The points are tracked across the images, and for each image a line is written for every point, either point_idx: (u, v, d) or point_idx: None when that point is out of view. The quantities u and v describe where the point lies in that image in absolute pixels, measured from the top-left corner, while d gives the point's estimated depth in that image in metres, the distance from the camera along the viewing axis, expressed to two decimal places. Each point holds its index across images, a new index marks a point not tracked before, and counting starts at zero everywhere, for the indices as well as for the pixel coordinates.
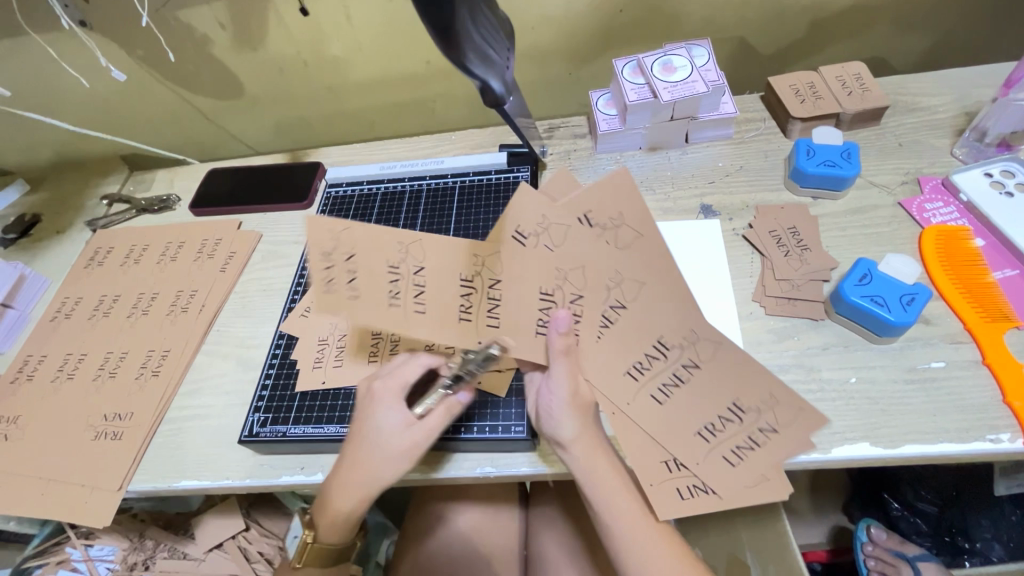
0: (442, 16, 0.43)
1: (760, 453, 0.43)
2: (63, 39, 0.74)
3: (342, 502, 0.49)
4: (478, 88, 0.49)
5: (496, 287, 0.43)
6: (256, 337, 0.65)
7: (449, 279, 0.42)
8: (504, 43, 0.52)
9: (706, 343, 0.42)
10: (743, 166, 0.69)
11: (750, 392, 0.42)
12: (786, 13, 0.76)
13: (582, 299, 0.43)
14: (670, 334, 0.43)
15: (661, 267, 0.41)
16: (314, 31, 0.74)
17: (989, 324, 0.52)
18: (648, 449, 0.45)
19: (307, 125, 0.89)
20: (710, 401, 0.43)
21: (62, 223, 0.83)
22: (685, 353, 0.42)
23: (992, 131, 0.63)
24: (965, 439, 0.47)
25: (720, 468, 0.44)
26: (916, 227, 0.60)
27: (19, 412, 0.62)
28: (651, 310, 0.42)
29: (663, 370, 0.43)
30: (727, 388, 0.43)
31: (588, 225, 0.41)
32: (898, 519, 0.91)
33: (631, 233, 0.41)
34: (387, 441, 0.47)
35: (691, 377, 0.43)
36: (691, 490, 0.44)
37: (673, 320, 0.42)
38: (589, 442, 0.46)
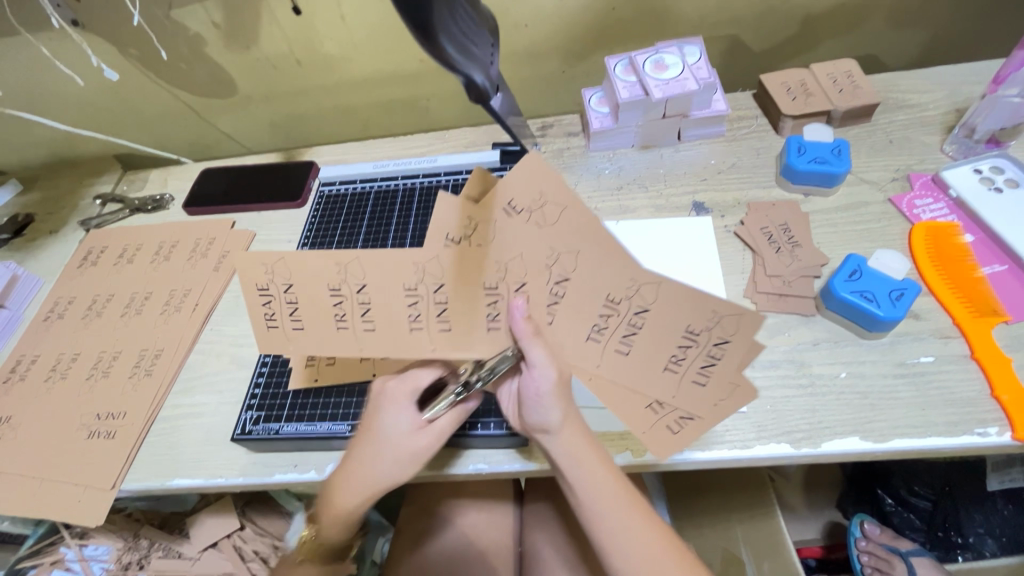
0: (420, 15, 0.42)
1: (725, 369, 0.39)
2: (55, 38, 0.74)
3: (343, 500, 0.49)
4: (463, 83, 0.48)
5: (441, 291, 0.40)
6: (250, 336, 0.65)
7: (395, 290, 0.41)
8: (486, 37, 0.53)
9: (648, 285, 0.38)
10: (736, 163, 0.69)
11: (695, 313, 0.38)
12: (778, 11, 0.76)
13: (528, 279, 0.40)
14: (612, 287, 0.39)
15: (594, 229, 0.37)
16: (307, 30, 0.74)
17: (978, 319, 0.52)
18: (629, 402, 0.43)
19: (301, 124, 0.89)
20: (670, 339, 0.40)
21: (55, 223, 0.83)
22: (634, 298, 0.39)
23: (981, 127, 0.63)
24: (953, 433, 0.47)
25: (696, 393, 0.41)
26: (907, 223, 0.61)
27: (11, 412, 0.62)
28: (585, 265, 0.39)
29: (607, 327, 0.41)
30: (681, 315, 0.38)
31: (512, 213, 0.38)
32: (891, 514, 0.91)
33: (556, 208, 0.37)
34: (390, 442, 0.47)
35: (642, 326, 0.40)
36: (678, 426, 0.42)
37: (619, 266, 0.38)
38: (572, 427, 0.46)
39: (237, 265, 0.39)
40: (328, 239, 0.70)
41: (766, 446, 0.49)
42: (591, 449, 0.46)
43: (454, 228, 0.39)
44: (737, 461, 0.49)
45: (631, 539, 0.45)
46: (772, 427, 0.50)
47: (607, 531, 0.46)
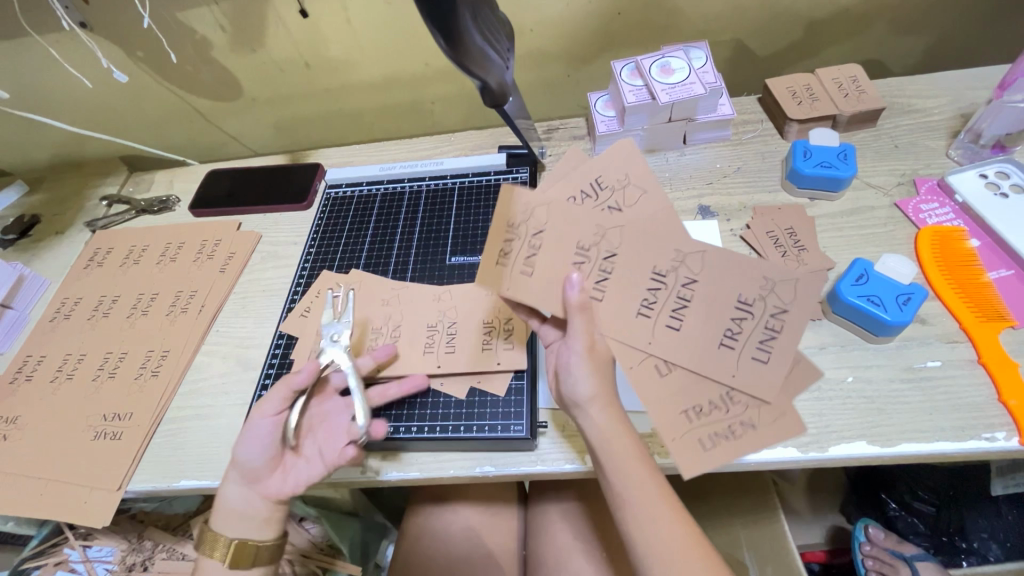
0: (443, 20, 0.43)
1: (783, 340, 0.41)
2: (63, 39, 0.74)
3: (231, 498, 0.51)
4: (478, 87, 0.50)
5: (538, 236, 0.44)
6: (255, 337, 0.65)
7: (498, 228, 0.45)
8: (505, 41, 0.53)
9: (694, 253, 0.42)
10: (741, 167, 0.69)
11: (745, 282, 0.42)
12: (783, 15, 0.76)
13: (599, 250, 0.43)
14: (658, 260, 0.43)
15: (664, 210, 0.43)
16: (314, 33, 0.74)
17: (984, 324, 0.52)
18: (679, 385, 0.42)
19: (307, 126, 0.90)
20: (718, 316, 0.42)
21: (61, 224, 0.83)
22: (680, 269, 0.43)
23: (987, 132, 0.63)
24: (961, 438, 0.47)
25: (756, 369, 0.41)
26: (913, 228, 0.61)
27: (17, 413, 0.62)
28: (638, 239, 0.43)
29: (656, 302, 0.43)
30: (730, 290, 0.42)
31: (600, 188, 0.44)
32: (895, 518, 0.91)
33: (637, 190, 0.43)
34: (246, 440, 0.50)
35: (690, 299, 0.43)
36: (709, 409, 0.41)
37: (664, 240, 0.43)
38: (604, 408, 0.44)
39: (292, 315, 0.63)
40: (334, 241, 0.70)
41: (773, 450, 0.49)
42: (625, 435, 0.44)
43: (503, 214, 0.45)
44: (744, 465, 0.49)
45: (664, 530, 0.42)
46: None
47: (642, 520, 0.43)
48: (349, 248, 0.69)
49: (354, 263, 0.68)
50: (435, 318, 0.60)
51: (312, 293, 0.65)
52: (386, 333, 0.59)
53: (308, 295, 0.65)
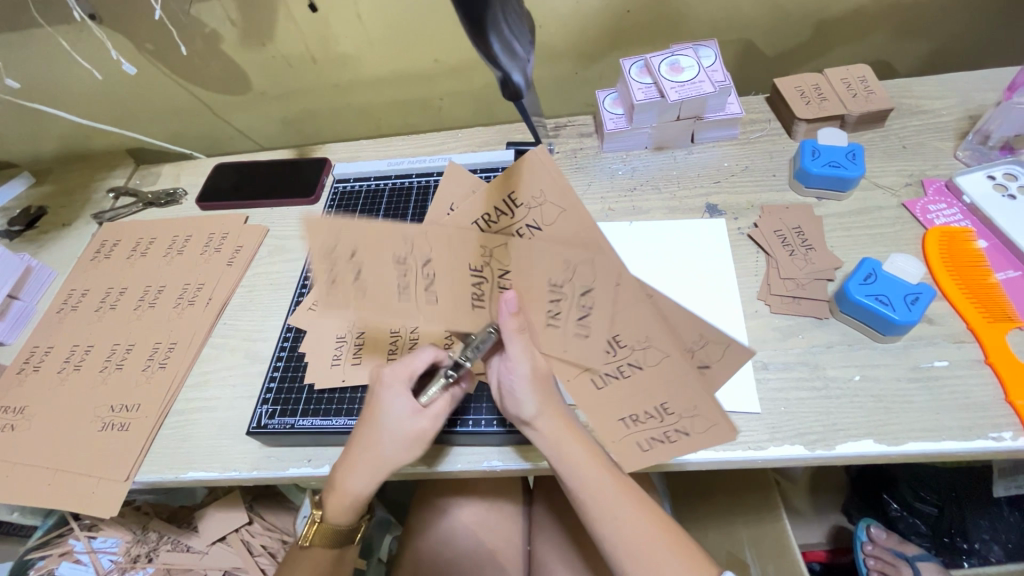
0: (475, 10, 0.44)
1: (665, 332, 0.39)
2: (73, 31, 0.74)
3: (353, 487, 0.49)
4: (499, 80, 0.48)
5: (429, 265, 0.40)
6: (263, 331, 0.65)
7: (320, 266, 0.39)
8: (527, 35, 0.52)
9: (583, 261, 0.38)
10: (749, 166, 0.70)
11: (602, 270, 0.37)
12: (793, 15, 0.76)
13: (507, 270, 0.41)
14: (550, 271, 0.39)
15: (570, 221, 0.37)
16: (323, 27, 0.74)
17: (992, 324, 0.52)
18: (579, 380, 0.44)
19: (313, 121, 0.90)
20: (606, 328, 0.40)
21: (68, 216, 0.83)
22: (574, 279, 0.39)
23: (995, 134, 0.64)
24: (968, 437, 0.47)
25: (651, 359, 0.41)
26: (921, 228, 0.61)
27: (24, 403, 0.62)
28: (522, 247, 0.39)
29: (558, 308, 0.40)
30: (623, 319, 0.39)
31: (513, 205, 0.38)
32: (896, 519, 0.91)
33: (554, 209, 0.37)
34: (413, 423, 0.48)
35: (591, 306, 0.39)
36: (645, 417, 0.44)
37: (562, 245, 0.38)
38: (554, 423, 0.48)
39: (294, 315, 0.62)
40: None
41: (781, 448, 0.49)
42: (576, 438, 0.48)
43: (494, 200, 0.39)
44: (753, 461, 0.49)
45: (626, 522, 0.47)
46: (788, 428, 0.50)
47: (599, 513, 0.47)
48: None
49: None
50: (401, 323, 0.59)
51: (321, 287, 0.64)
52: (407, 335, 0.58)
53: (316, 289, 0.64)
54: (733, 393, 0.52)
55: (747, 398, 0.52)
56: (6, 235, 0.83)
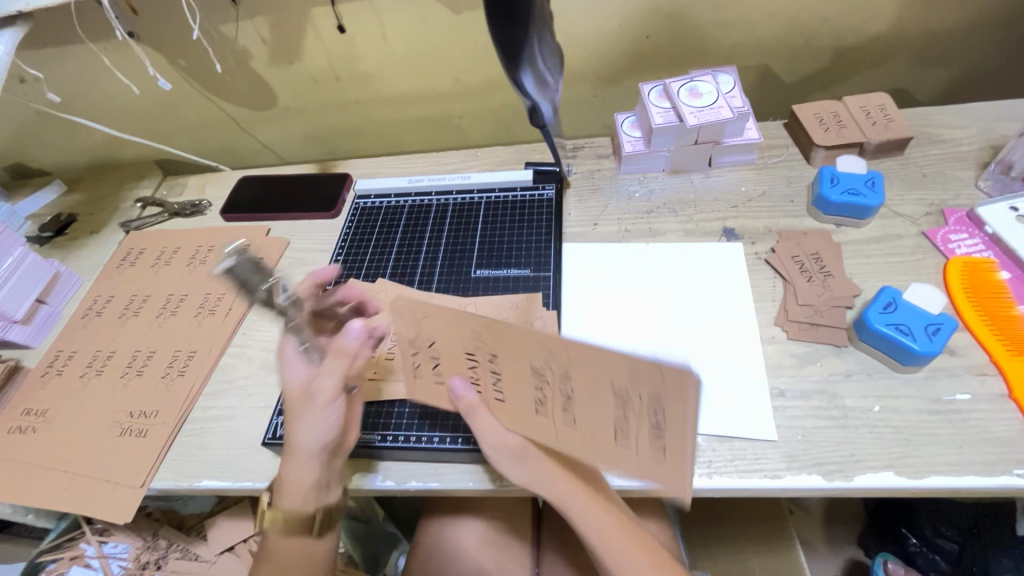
0: (514, 46, 0.49)
1: (579, 400, 0.37)
2: (113, 47, 0.77)
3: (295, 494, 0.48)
4: (528, 107, 0.54)
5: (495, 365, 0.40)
6: (279, 342, 0.66)
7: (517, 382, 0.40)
8: (558, 65, 0.58)
9: (479, 334, 0.38)
10: (767, 191, 0.70)
11: (524, 356, 0.37)
12: (810, 43, 0.77)
13: (537, 369, 0.38)
14: (467, 347, 0.40)
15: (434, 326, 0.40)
16: (350, 48, 0.76)
17: (1016, 357, 0.51)
18: (621, 458, 0.37)
19: (336, 137, 0.92)
20: (603, 396, 0.36)
21: (97, 224, 0.86)
22: (547, 371, 0.37)
23: (1017, 165, 0.63)
24: (991, 473, 0.46)
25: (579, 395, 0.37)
26: (941, 258, 0.60)
27: (47, 407, 0.64)
28: (432, 323, 0.40)
29: (546, 400, 0.39)
30: (603, 377, 0.35)
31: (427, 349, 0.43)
32: (915, 555, 0.88)
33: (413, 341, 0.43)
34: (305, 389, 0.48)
35: (573, 394, 0.37)
36: (635, 418, 0.36)
37: (453, 326, 0.39)
38: (546, 472, 0.47)
39: None
40: (361, 249, 0.72)
41: (797, 477, 0.48)
42: (582, 491, 0.47)
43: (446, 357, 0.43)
44: (767, 490, 0.48)
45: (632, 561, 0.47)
46: (804, 457, 0.49)
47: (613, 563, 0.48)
48: (376, 258, 0.70)
49: (380, 273, 0.68)
50: None
51: None
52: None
53: None
54: (749, 421, 0.51)
55: (762, 424, 0.51)
56: (37, 241, 0.85)
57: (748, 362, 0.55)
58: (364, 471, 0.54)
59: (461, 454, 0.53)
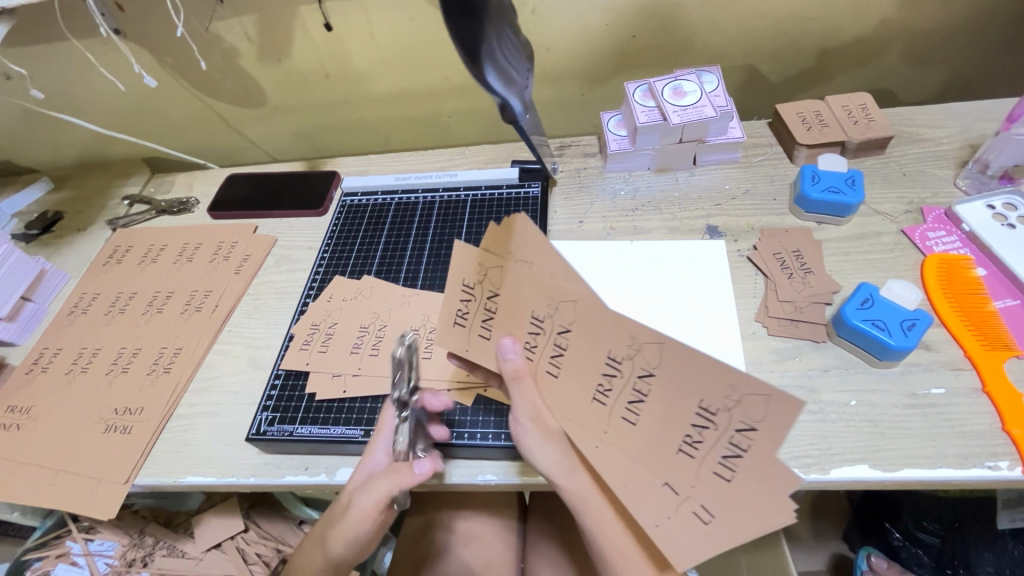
0: (472, 44, 0.49)
1: (652, 404, 0.35)
2: (99, 44, 0.77)
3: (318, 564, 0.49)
4: (499, 104, 0.54)
5: (565, 335, 0.38)
6: (265, 338, 0.66)
7: (573, 352, 0.38)
8: (524, 63, 0.59)
9: (566, 304, 0.36)
10: (750, 189, 0.71)
11: (615, 336, 0.35)
12: (794, 43, 0.78)
13: (614, 355, 0.36)
14: (613, 344, 0.35)
15: (517, 279, 0.38)
16: (337, 46, 0.77)
17: (989, 352, 0.52)
18: (678, 469, 0.35)
19: (324, 135, 0.92)
20: (685, 398, 0.34)
21: (83, 222, 0.86)
22: (636, 358, 0.35)
23: (994, 163, 0.64)
24: (963, 465, 0.47)
25: (654, 404, 0.35)
26: (919, 255, 0.61)
27: (31, 404, 0.64)
28: (517, 280, 0.38)
29: (610, 389, 0.37)
30: (693, 384, 0.33)
31: (469, 290, 0.42)
32: (898, 549, 0.90)
33: (490, 287, 0.40)
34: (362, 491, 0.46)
35: (648, 394, 0.35)
36: (697, 435, 0.34)
37: (535, 284, 0.38)
38: (570, 466, 0.44)
39: (311, 310, 0.65)
40: (348, 246, 0.72)
41: None
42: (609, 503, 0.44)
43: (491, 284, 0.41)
44: None
45: None
46: (782, 451, 0.50)
47: None
48: (363, 255, 0.71)
49: (366, 270, 0.69)
50: (420, 322, 0.61)
51: (325, 297, 0.66)
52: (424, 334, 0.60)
53: (320, 298, 0.66)
54: None
55: None
56: (22, 239, 0.85)
57: (727, 357, 0.56)
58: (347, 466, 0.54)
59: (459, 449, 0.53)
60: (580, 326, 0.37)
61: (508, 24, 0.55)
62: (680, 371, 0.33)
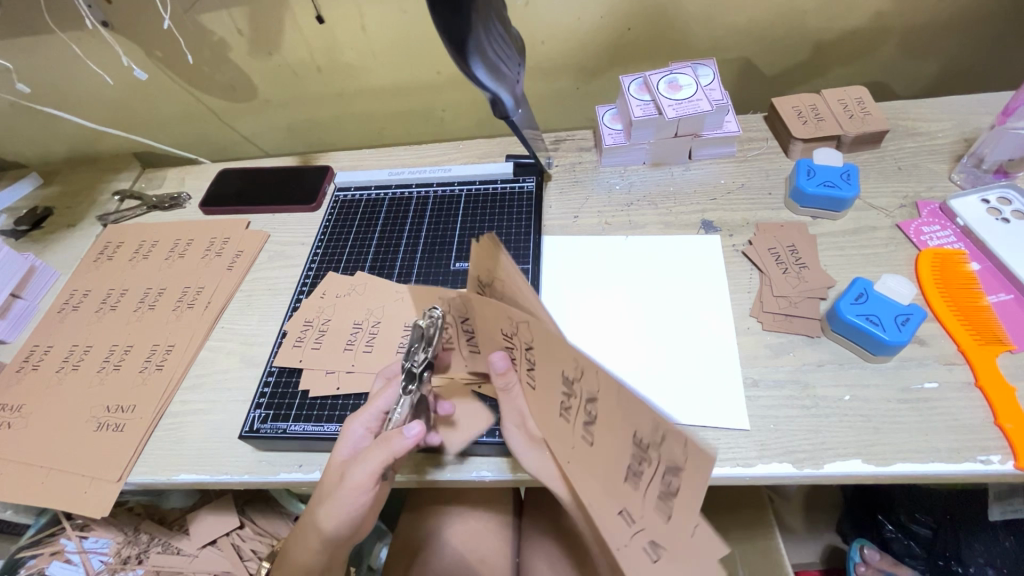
0: (461, 38, 0.49)
1: (601, 429, 0.36)
2: (86, 37, 0.76)
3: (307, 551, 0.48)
4: (489, 99, 0.56)
5: (529, 349, 0.39)
6: (258, 335, 0.65)
7: (541, 367, 0.40)
8: (516, 56, 0.58)
9: (521, 324, 0.37)
10: (745, 184, 0.70)
11: (563, 359, 0.35)
12: (790, 36, 0.78)
13: (568, 376, 0.36)
14: (564, 366, 0.36)
15: (478, 298, 0.40)
16: (329, 39, 0.76)
17: (983, 347, 0.53)
18: (621, 492, 0.36)
19: (317, 129, 0.91)
20: (623, 430, 0.33)
21: (74, 218, 0.85)
22: (583, 384, 0.35)
23: (990, 158, 0.64)
24: (956, 459, 0.47)
25: (602, 434, 0.36)
26: (914, 249, 0.61)
27: (22, 402, 0.63)
28: (484, 300, 0.41)
29: (570, 409, 0.38)
30: (625, 415, 0.32)
31: (434, 320, 0.46)
32: (891, 540, 0.91)
33: (459, 314, 0.44)
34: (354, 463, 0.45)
35: (597, 417, 0.35)
36: (638, 469, 0.33)
37: (493, 303, 0.39)
38: (551, 473, 0.49)
39: (304, 306, 0.64)
40: (342, 241, 0.71)
41: (769, 465, 0.49)
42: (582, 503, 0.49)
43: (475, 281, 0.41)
44: (740, 478, 0.49)
45: None
46: (776, 446, 0.50)
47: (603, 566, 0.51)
48: (356, 250, 0.70)
49: (360, 266, 0.68)
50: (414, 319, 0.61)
51: (318, 293, 0.65)
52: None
53: (313, 295, 0.66)
54: (723, 411, 0.52)
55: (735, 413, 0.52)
56: (12, 235, 0.84)
57: (722, 352, 0.56)
58: None
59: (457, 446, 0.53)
60: (539, 343, 0.37)
61: (498, 17, 0.55)
62: (617, 398, 0.32)
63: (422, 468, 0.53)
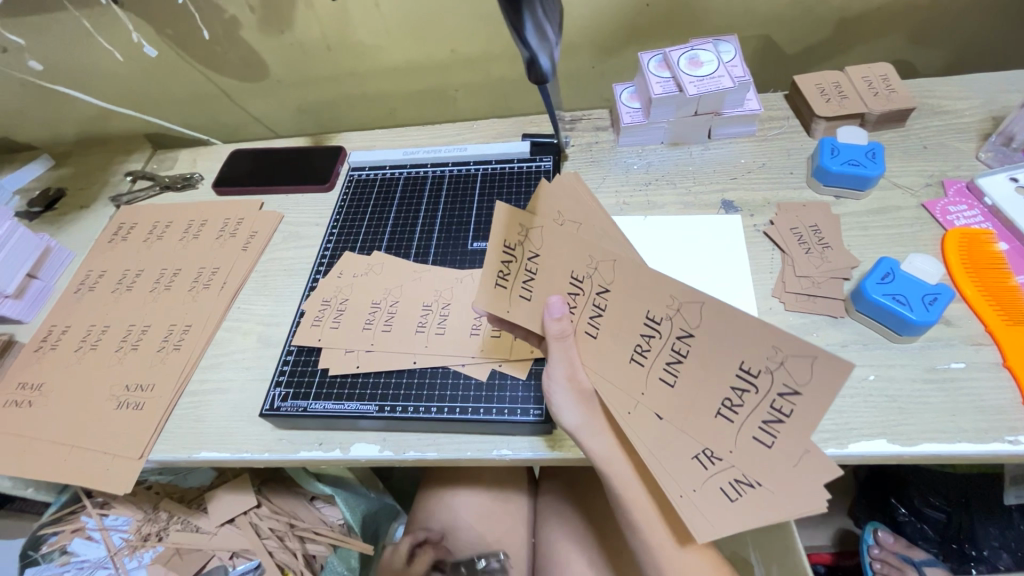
0: None
1: (692, 364, 0.37)
2: (97, 14, 0.75)
3: None
4: (527, 61, 0.54)
5: (603, 295, 0.41)
6: (275, 315, 0.65)
7: (613, 309, 0.40)
8: (558, 16, 0.56)
9: (604, 262, 0.39)
10: (766, 163, 0.69)
11: (654, 297, 0.38)
12: (813, 13, 0.75)
13: (653, 314, 0.38)
14: (652, 305, 0.38)
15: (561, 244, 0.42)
16: (342, 16, 0.74)
17: (1011, 327, 0.52)
18: (713, 430, 0.37)
19: (328, 110, 0.90)
20: (722, 361, 0.36)
21: (86, 199, 0.84)
22: (675, 319, 0.37)
23: (1019, 135, 0.63)
24: (983, 440, 0.47)
25: (692, 376, 0.38)
26: (940, 229, 0.60)
27: (41, 380, 0.63)
28: (558, 236, 0.42)
29: (649, 349, 0.39)
30: (732, 347, 0.35)
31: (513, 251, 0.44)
32: (903, 523, 0.92)
33: (531, 253, 0.44)
34: None
35: (686, 355, 0.37)
36: (735, 398, 0.36)
37: (580, 244, 0.41)
38: (597, 429, 0.46)
39: (321, 287, 0.64)
40: (357, 221, 0.71)
41: None
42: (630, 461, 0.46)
43: (509, 236, 0.44)
44: None
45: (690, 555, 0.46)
46: None
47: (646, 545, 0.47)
48: (372, 231, 0.69)
49: (376, 246, 0.68)
50: (432, 298, 0.61)
51: (335, 273, 0.65)
52: (437, 310, 0.60)
53: (331, 275, 0.65)
54: None
55: None
56: (26, 216, 0.84)
57: None
58: (363, 442, 0.54)
59: (474, 423, 0.53)
60: (619, 287, 0.40)
61: None
62: (718, 342, 0.36)
63: (438, 445, 0.53)
